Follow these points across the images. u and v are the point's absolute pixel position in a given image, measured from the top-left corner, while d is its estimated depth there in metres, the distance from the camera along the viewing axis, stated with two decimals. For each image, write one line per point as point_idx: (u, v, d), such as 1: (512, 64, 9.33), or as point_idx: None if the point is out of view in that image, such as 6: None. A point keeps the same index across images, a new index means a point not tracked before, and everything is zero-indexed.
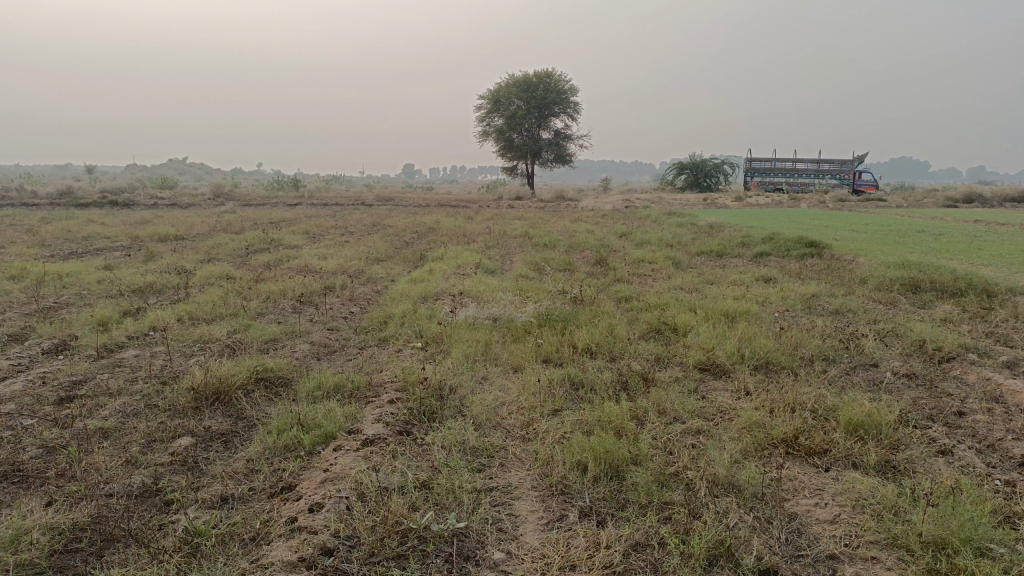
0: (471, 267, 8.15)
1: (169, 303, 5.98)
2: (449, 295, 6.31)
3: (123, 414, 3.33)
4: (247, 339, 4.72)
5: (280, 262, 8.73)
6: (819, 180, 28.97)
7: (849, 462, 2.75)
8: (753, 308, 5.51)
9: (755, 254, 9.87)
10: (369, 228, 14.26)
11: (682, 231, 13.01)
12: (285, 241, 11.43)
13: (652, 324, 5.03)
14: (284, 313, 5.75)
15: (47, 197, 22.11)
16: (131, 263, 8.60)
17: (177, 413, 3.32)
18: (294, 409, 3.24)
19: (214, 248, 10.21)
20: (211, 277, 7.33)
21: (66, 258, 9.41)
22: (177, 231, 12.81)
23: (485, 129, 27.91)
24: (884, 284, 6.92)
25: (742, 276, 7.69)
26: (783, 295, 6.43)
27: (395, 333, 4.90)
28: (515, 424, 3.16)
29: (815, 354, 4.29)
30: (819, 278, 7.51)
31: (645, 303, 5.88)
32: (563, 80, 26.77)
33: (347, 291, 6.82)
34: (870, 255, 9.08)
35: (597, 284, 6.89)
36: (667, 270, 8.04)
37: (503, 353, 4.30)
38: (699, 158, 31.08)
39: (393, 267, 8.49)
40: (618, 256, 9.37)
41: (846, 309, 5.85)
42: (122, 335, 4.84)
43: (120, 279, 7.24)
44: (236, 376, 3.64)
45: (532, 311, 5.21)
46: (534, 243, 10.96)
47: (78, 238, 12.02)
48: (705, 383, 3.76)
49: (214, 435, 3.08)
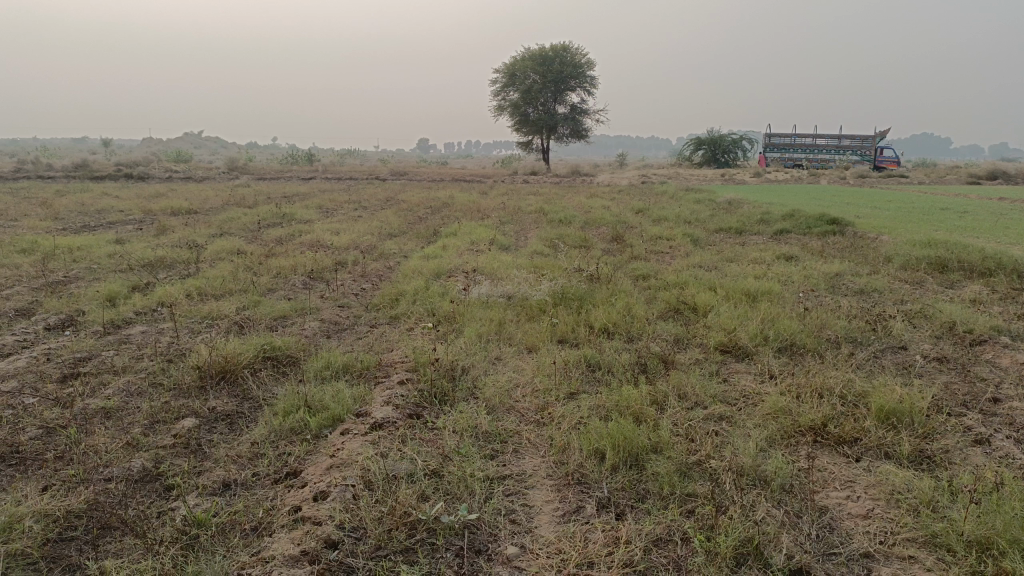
0: (485, 243, 8.01)
1: (179, 278, 5.89)
2: (462, 271, 6.18)
3: (126, 394, 3.24)
4: (256, 316, 4.62)
5: (293, 236, 8.64)
6: (839, 156, 28.49)
7: (881, 452, 2.61)
8: (775, 287, 5.34)
9: (775, 231, 9.66)
10: (383, 202, 14.14)
11: (700, 207, 12.80)
12: (298, 215, 11.33)
13: (671, 304, 4.88)
14: (295, 290, 5.65)
15: (63, 170, 22.16)
16: (142, 237, 8.54)
17: (182, 393, 3.22)
18: (301, 390, 3.14)
19: (226, 222, 10.13)
20: (223, 252, 7.24)
21: (79, 232, 9.37)
22: (191, 205, 12.74)
23: (500, 103, 27.60)
24: (910, 263, 6.72)
25: (763, 254, 7.51)
26: (806, 273, 6.25)
27: (406, 311, 4.78)
28: (530, 408, 3.04)
29: (842, 336, 4.13)
30: (842, 256, 7.30)
31: (663, 281, 5.72)
32: (580, 54, 26.36)
33: (359, 266, 6.71)
34: (894, 232, 8.86)
35: (614, 262, 6.74)
36: (686, 248, 7.85)
37: (517, 332, 4.17)
38: (717, 133, 30.64)
39: (407, 242, 8.36)
40: (635, 233, 9.21)
41: (872, 288, 5.66)
42: (129, 310, 4.76)
43: (131, 253, 7.17)
44: (243, 354, 3.54)
45: (547, 289, 5.07)
46: (550, 219, 10.80)
47: (91, 212, 11.98)
48: (726, 366, 3.62)
49: (218, 416, 2.98)
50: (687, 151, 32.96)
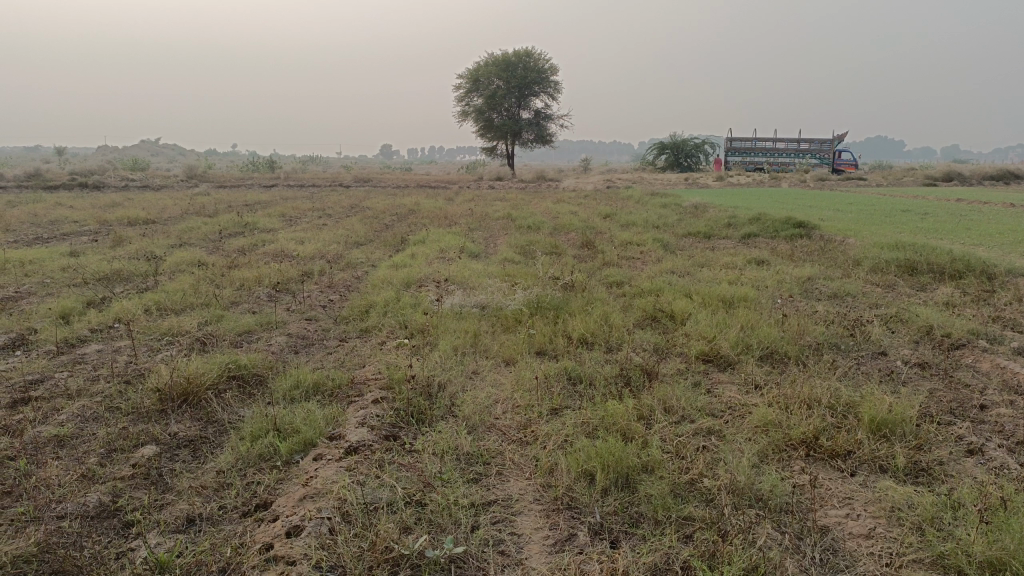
0: (454, 251, 7.87)
1: (137, 292, 5.66)
2: (433, 281, 6.04)
3: (81, 420, 3.05)
4: (220, 331, 4.43)
5: (256, 246, 8.41)
6: (800, 159, 28.87)
7: (877, 466, 2.53)
8: (751, 293, 5.28)
9: (743, 235, 9.67)
10: (348, 210, 13.93)
11: (667, 212, 12.82)
12: (260, 224, 11.07)
13: (648, 311, 4.79)
14: (259, 303, 5.45)
15: (14, 179, 21.53)
16: (98, 249, 8.25)
17: (142, 418, 3.04)
18: (269, 412, 2.98)
19: (186, 232, 9.84)
20: (183, 264, 7.00)
21: (30, 244, 9.02)
22: (148, 215, 12.40)
23: (464, 109, 27.49)
24: (880, 266, 6.73)
25: (734, 258, 7.47)
26: (779, 278, 6.22)
27: (377, 324, 4.62)
28: (511, 426, 2.91)
29: (822, 343, 4.07)
30: (813, 260, 7.30)
31: (638, 288, 5.64)
32: (543, 59, 26.38)
33: (325, 277, 6.53)
34: (861, 235, 8.92)
35: (587, 269, 6.65)
36: (657, 253, 7.80)
37: (493, 345, 4.04)
38: (680, 137, 30.87)
39: (374, 251, 8.18)
40: (605, 238, 9.16)
41: (845, 292, 5.64)
42: (84, 328, 4.53)
43: (86, 266, 6.90)
44: (206, 374, 3.36)
45: (521, 298, 4.95)
46: (518, 226, 10.69)
47: (44, 224, 11.59)
48: (710, 376, 3.53)
49: (181, 442, 2.81)
50: (650, 156, 33.17)
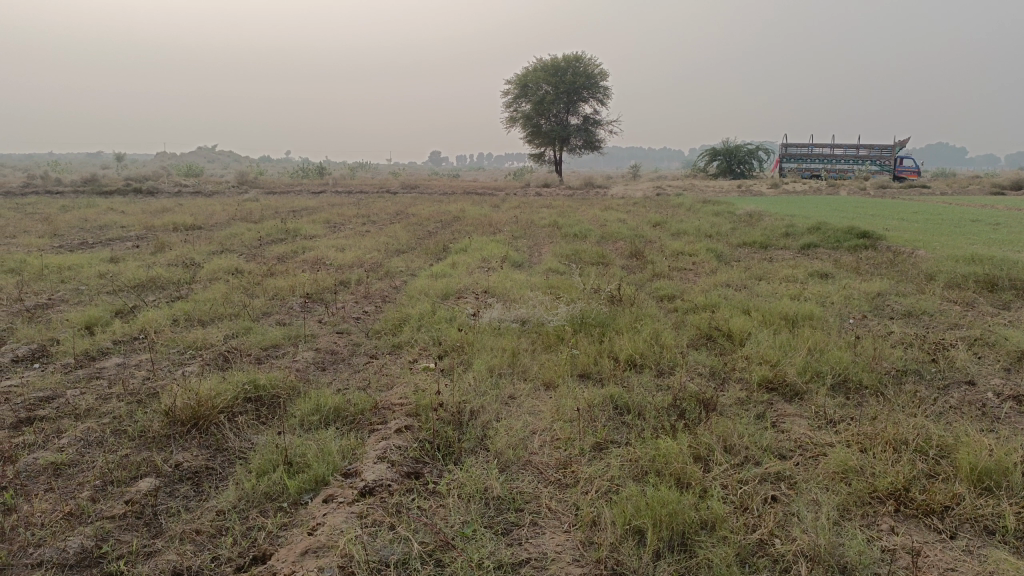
0: (497, 260, 7.56)
1: (168, 301, 5.49)
2: (473, 292, 5.75)
3: (82, 445, 2.80)
4: (244, 346, 4.19)
5: (295, 253, 8.25)
6: (858, 166, 27.91)
7: (982, 527, 2.13)
8: (817, 309, 4.86)
9: (802, 246, 9.17)
10: (392, 216, 13.77)
11: (720, 220, 12.35)
12: (303, 230, 10.94)
13: (703, 330, 4.42)
14: (291, 314, 5.22)
15: (71, 184, 22.03)
16: (138, 255, 8.18)
17: (146, 445, 2.78)
18: (282, 441, 2.70)
19: (229, 239, 9.75)
20: (219, 271, 6.85)
21: (74, 250, 9.01)
22: (195, 220, 12.40)
23: (512, 115, 27.28)
24: (956, 281, 6.21)
25: (794, 270, 7.02)
26: (845, 293, 5.76)
27: (410, 339, 4.33)
28: (550, 464, 2.57)
29: (900, 370, 3.65)
30: (880, 273, 6.80)
31: (691, 303, 5.26)
32: (593, 64, 26.01)
33: (362, 286, 6.29)
34: (931, 246, 8.35)
35: (635, 281, 6.28)
36: (710, 264, 7.38)
37: (532, 366, 3.71)
38: (732, 143, 30.15)
39: (415, 259, 7.93)
40: (655, 248, 8.78)
41: (920, 311, 5.16)
42: (107, 339, 4.34)
43: (122, 273, 6.78)
44: (220, 395, 3.10)
45: (565, 313, 4.62)
46: (563, 234, 10.34)
47: (93, 228, 11.66)
48: (774, 408, 3.15)
49: (184, 475, 2.54)
50: (702, 162, 32.52)
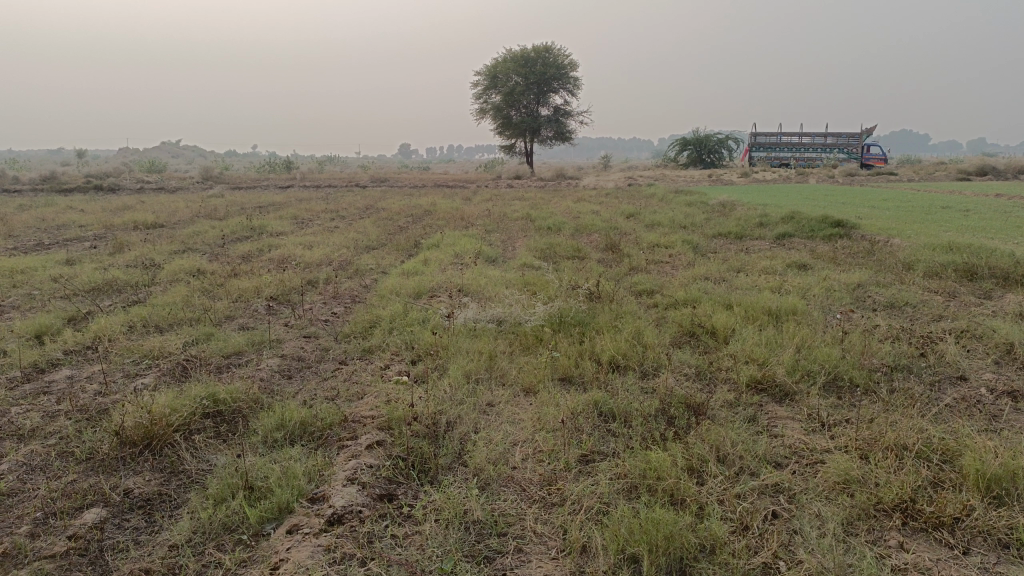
0: (471, 256, 7.37)
1: (125, 306, 5.22)
2: (446, 291, 5.56)
3: (24, 470, 2.57)
4: (205, 354, 3.95)
5: (261, 252, 7.98)
6: (827, 155, 28.08)
7: (995, 540, 2.00)
8: (800, 303, 4.73)
9: (777, 236, 9.09)
10: (362, 211, 13.49)
11: (694, 210, 12.26)
12: (270, 227, 10.64)
13: (686, 327, 4.27)
14: (256, 317, 4.98)
15: (29, 183, 21.39)
16: (96, 256, 7.85)
17: (94, 469, 2.56)
18: (243, 462, 2.49)
19: (192, 237, 9.43)
20: (180, 272, 6.57)
21: (29, 252, 8.64)
22: (158, 218, 12.02)
23: (482, 106, 27.03)
24: (935, 270, 6.14)
25: (772, 261, 6.92)
26: (826, 285, 5.66)
27: (381, 343, 4.13)
28: (533, 480, 2.40)
29: (890, 366, 3.53)
30: (859, 263, 6.72)
31: (672, 298, 5.12)
32: (563, 55, 25.81)
33: (331, 286, 6.06)
34: (907, 235, 8.30)
35: (612, 275, 6.12)
36: (687, 257, 7.26)
37: (510, 370, 3.54)
38: (702, 133, 30.16)
39: (385, 256, 7.71)
40: (630, 240, 8.65)
41: (903, 303, 5.07)
42: (57, 350, 4.08)
43: (78, 276, 6.47)
44: (176, 412, 2.88)
45: (542, 312, 4.45)
46: (536, 227, 10.17)
47: (50, 228, 11.25)
48: (765, 412, 3.01)
49: (136, 503, 2.33)
50: (672, 151, 32.54)
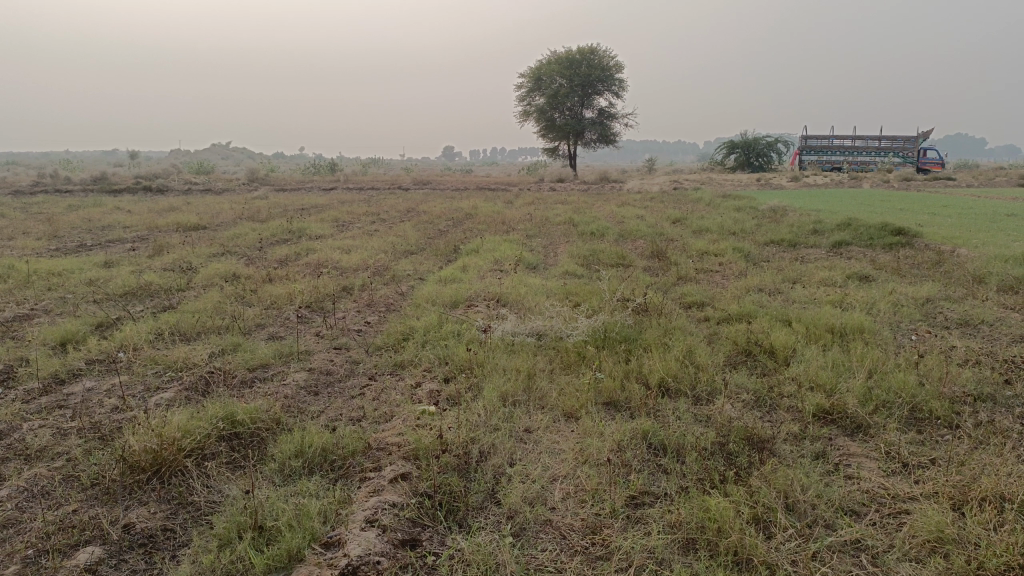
0: (511, 263, 7.11)
1: (155, 312, 5.07)
2: (484, 300, 5.31)
3: (23, 498, 2.37)
4: (229, 366, 3.75)
5: (299, 256, 7.83)
6: (880, 158, 27.22)
7: None
8: (865, 320, 4.37)
9: (833, 243, 8.66)
10: (403, 214, 13.35)
11: (742, 216, 11.84)
12: (310, 230, 10.53)
13: (741, 346, 3.95)
14: (287, 326, 4.79)
15: (80, 183, 21.75)
16: (134, 259, 7.79)
17: (96, 499, 2.35)
18: (255, 495, 2.27)
19: (231, 240, 9.37)
20: (215, 277, 6.44)
21: (70, 253, 8.63)
22: (201, 220, 12.02)
23: (525, 109, 26.79)
24: (1009, 284, 5.69)
25: (830, 272, 6.53)
26: (890, 299, 5.27)
27: (414, 357, 3.90)
28: (574, 527, 2.12)
29: (974, 395, 3.17)
30: (924, 275, 6.29)
31: (724, 312, 4.80)
32: (609, 56, 25.44)
33: (366, 293, 5.85)
34: (974, 244, 7.81)
35: (659, 286, 5.81)
36: (739, 266, 6.91)
37: (550, 392, 3.26)
38: (750, 136, 29.48)
39: (424, 262, 7.50)
40: (677, 247, 8.31)
41: (978, 320, 4.66)
42: (79, 359, 3.92)
43: (113, 279, 6.37)
44: (190, 434, 2.67)
45: (586, 326, 4.16)
46: (579, 232, 9.88)
47: (95, 229, 11.30)
48: (836, 448, 2.69)
49: (136, 541, 2.11)
50: (718, 154, 31.92)
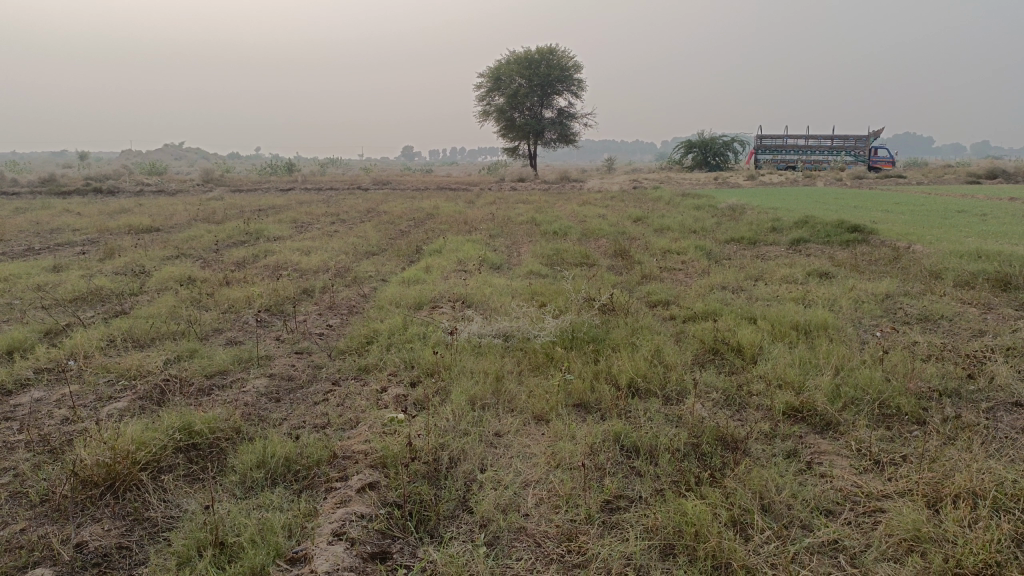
0: (475, 263, 7.04)
1: (107, 318, 4.90)
2: (448, 301, 5.24)
3: None
4: (186, 374, 3.62)
5: (257, 258, 7.66)
6: (834, 157, 27.74)
7: None
8: (829, 316, 4.40)
9: (792, 241, 8.76)
10: (363, 215, 13.18)
11: (702, 214, 11.94)
12: (268, 231, 10.33)
13: (708, 344, 3.94)
14: (246, 330, 4.66)
15: (27, 184, 21.10)
16: (85, 263, 7.54)
17: (46, 516, 2.23)
18: (216, 509, 2.17)
19: (186, 242, 9.14)
20: (169, 280, 6.26)
21: (17, 257, 8.33)
22: (154, 222, 11.71)
23: (485, 108, 26.73)
24: (965, 279, 5.80)
25: (791, 269, 6.59)
26: (851, 295, 5.32)
27: (379, 361, 3.81)
28: (549, 534, 2.07)
29: (939, 390, 3.19)
30: (882, 272, 6.38)
31: (690, 310, 4.79)
32: (568, 56, 25.51)
33: (327, 296, 5.73)
34: (928, 240, 7.96)
35: (624, 285, 5.80)
36: (702, 264, 6.94)
37: (519, 394, 3.21)
38: (708, 135, 29.82)
39: (386, 263, 7.39)
40: (640, 246, 8.32)
41: (937, 315, 4.73)
42: (27, 368, 3.75)
43: (63, 284, 6.15)
44: (146, 446, 2.55)
45: (553, 327, 4.12)
46: (542, 232, 9.85)
47: (43, 232, 10.94)
48: (807, 446, 2.69)
49: (89, 561, 2.00)
50: (676, 153, 32.22)
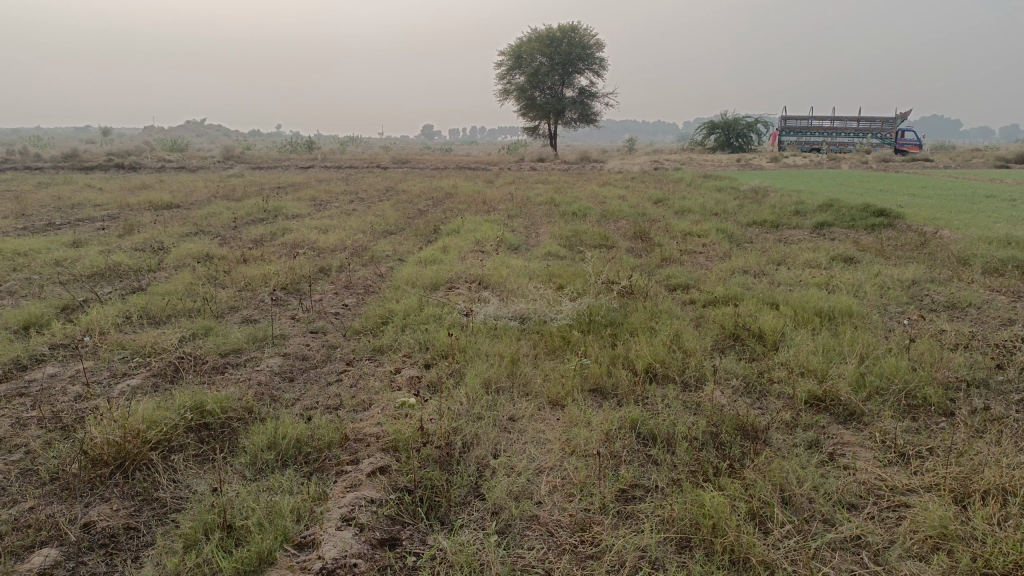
0: (492, 243, 6.98)
1: (124, 295, 4.89)
2: (465, 282, 5.18)
3: None
4: (200, 352, 3.60)
5: (275, 236, 7.64)
6: (859, 139, 27.29)
7: None
8: (854, 302, 4.29)
9: (815, 224, 8.61)
10: (382, 193, 13.13)
11: (724, 197, 11.78)
12: (287, 209, 10.32)
13: (729, 329, 3.86)
14: (261, 309, 4.64)
15: (51, 160, 21.24)
16: (104, 238, 7.56)
17: (54, 495, 2.21)
18: (225, 491, 2.14)
19: (204, 219, 9.14)
20: (187, 257, 6.25)
21: (38, 232, 8.37)
22: (174, 198, 11.73)
23: (506, 87, 26.52)
24: (994, 266, 5.66)
25: (815, 253, 6.47)
26: (876, 281, 5.20)
27: (394, 342, 3.77)
28: (562, 523, 2.02)
29: (967, 380, 3.10)
30: (908, 257, 6.25)
31: (710, 295, 4.71)
32: (590, 34, 25.18)
33: (344, 275, 5.70)
34: (956, 225, 7.79)
35: (644, 268, 5.71)
36: (723, 247, 6.83)
37: (535, 378, 3.15)
38: (731, 116, 29.43)
39: (403, 242, 7.34)
40: (660, 228, 8.21)
41: (965, 303, 4.61)
42: (42, 344, 3.75)
43: (81, 260, 6.16)
44: (156, 426, 2.53)
45: (571, 310, 4.06)
46: (561, 212, 9.75)
47: (64, 207, 11.00)
48: (830, 437, 2.61)
49: (97, 541, 1.98)
50: (699, 134, 31.86)
